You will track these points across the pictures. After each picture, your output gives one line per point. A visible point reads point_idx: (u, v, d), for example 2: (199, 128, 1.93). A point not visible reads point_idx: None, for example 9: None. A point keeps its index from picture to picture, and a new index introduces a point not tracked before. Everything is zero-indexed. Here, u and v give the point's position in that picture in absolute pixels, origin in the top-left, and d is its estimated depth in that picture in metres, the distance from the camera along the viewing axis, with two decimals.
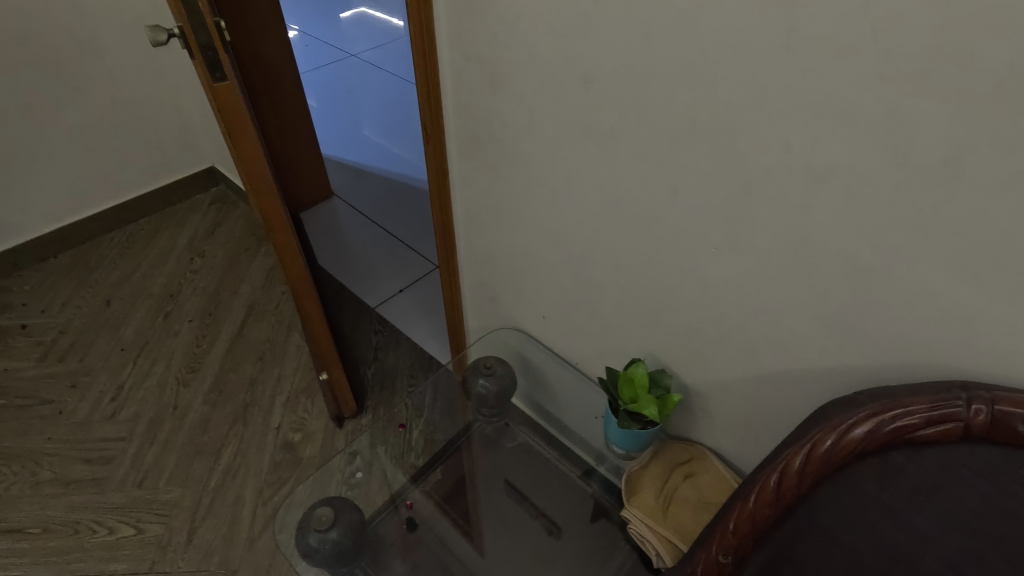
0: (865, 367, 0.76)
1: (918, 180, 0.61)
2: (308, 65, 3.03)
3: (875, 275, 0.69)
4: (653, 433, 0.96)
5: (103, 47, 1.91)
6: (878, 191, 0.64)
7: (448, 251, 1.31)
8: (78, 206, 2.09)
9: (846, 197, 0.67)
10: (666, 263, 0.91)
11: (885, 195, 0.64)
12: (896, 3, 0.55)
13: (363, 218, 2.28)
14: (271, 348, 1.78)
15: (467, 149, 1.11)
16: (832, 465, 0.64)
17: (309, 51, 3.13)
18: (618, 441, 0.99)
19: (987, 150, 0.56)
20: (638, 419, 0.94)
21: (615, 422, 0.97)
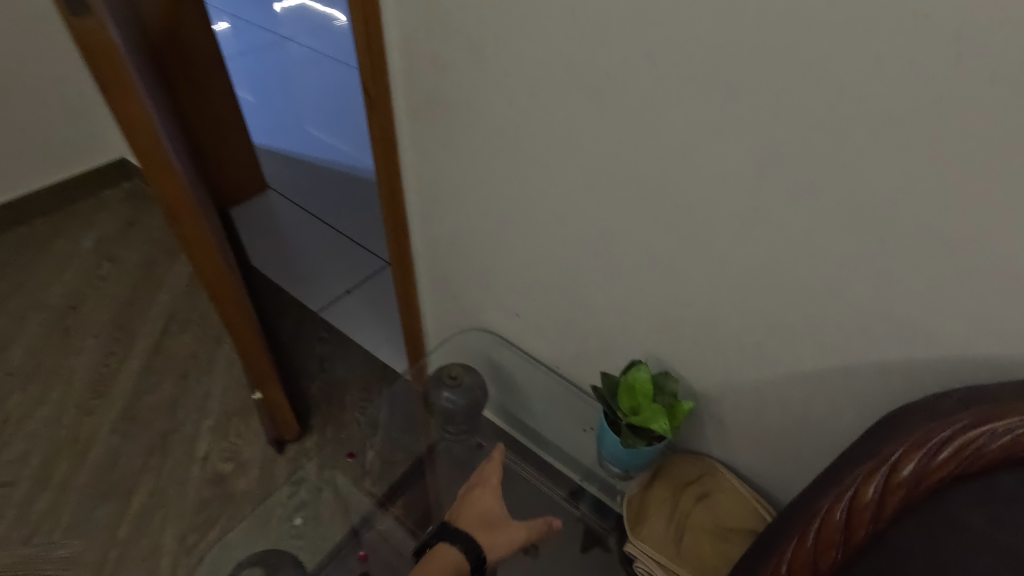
0: (929, 355, 0.63)
1: (1020, 109, 0.48)
2: (235, 50, 2.74)
3: (946, 239, 0.56)
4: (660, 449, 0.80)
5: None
6: (969, 130, 0.50)
7: (400, 241, 1.11)
8: None
9: (919, 136, 0.53)
10: (671, 244, 0.75)
11: (970, 131, 0.50)
12: None
13: (304, 213, 2.04)
14: (197, 364, 1.53)
15: (420, 114, 0.91)
16: (920, 491, 0.49)
17: (235, 36, 2.84)
18: (619, 465, 0.82)
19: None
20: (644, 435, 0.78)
21: (614, 441, 0.80)
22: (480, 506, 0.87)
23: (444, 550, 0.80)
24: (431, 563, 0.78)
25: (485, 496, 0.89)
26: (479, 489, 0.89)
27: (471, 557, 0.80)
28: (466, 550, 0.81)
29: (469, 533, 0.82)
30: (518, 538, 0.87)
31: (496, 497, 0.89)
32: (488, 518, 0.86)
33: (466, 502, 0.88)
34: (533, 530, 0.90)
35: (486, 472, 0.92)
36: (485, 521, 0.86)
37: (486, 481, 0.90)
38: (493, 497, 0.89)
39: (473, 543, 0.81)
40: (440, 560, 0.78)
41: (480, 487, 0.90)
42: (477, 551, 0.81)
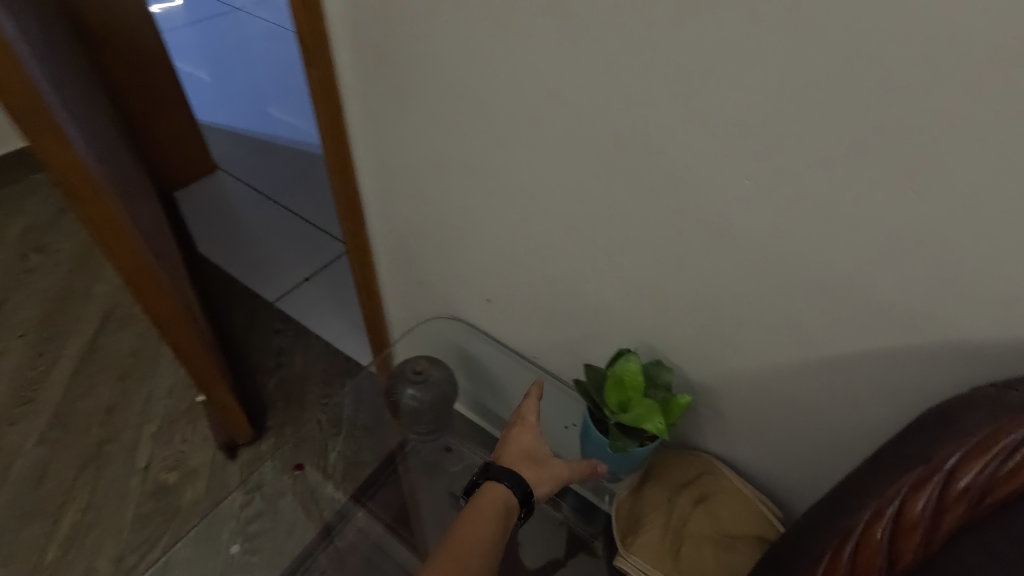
0: (968, 340, 0.53)
1: None
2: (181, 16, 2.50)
3: (1005, 192, 0.45)
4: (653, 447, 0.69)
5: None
6: None
7: (355, 221, 0.98)
8: None
9: (978, 60, 0.42)
10: (662, 216, 0.64)
11: None
12: None
13: (257, 194, 1.88)
14: (137, 363, 1.38)
15: (366, 67, 0.77)
16: (982, 507, 0.40)
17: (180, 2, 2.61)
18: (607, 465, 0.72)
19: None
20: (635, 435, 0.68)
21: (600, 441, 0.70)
22: (521, 443, 0.73)
23: (492, 489, 0.69)
24: (477, 506, 0.67)
25: (525, 429, 0.75)
26: (518, 425, 0.76)
27: (519, 495, 0.69)
28: (515, 487, 0.69)
29: (514, 470, 0.70)
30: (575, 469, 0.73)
31: (537, 432, 0.75)
32: (533, 454, 0.73)
33: (505, 441, 0.75)
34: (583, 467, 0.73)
35: (521, 407, 0.77)
36: (529, 458, 0.72)
37: (523, 416, 0.76)
38: (535, 431, 0.75)
39: (519, 480, 0.69)
40: (489, 500, 0.68)
41: (518, 424, 0.76)
42: (526, 489, 0.69)
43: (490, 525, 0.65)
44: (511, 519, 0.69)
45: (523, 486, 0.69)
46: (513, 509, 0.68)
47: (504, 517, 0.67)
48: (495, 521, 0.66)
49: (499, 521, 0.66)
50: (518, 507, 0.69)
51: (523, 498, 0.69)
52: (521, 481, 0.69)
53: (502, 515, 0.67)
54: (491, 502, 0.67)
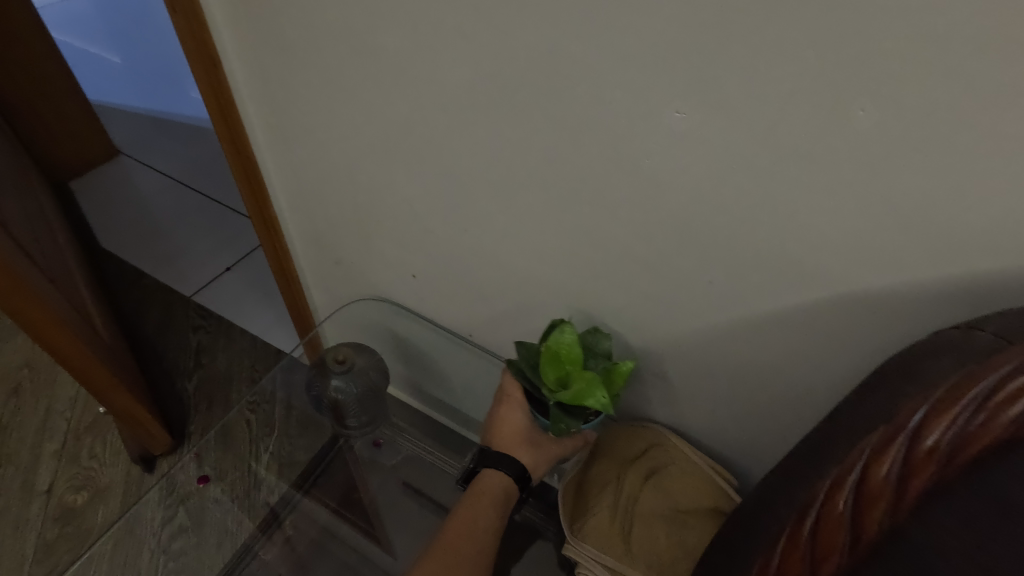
0: (920, 280, 0.49)
1: None
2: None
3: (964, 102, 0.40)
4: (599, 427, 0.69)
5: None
6: None
7: (256, 192, 0.87)
8: None
9: None
10: (588, 166, 0.56)
11: None
12: None
13: (165, 179, 1.71)
14: (33, 375, 1.22)
15: (241, 10, 0.66)
16: (954, 469, 0.35)
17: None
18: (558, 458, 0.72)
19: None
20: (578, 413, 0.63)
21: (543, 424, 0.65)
22: (512, 425, 0.66)
23: (488, 479, 0.66)
24: (475, 496, 0.65)
25: (513, 407, 0.66)
26: (504, 402, 0.67)
27: (518, 481, 0.66)
28: (512, 475, 0.65)
29: (507, 458, 0.66)
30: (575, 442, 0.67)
31: (526, 408, 0.65)
32: (526, 435, 0.66)
33: (494, 419, 0.68)
34: (575, 440, 0.67)
35: (503, 381, 0.67)
36: (525, 440, 0.66)
37: (508, 392, 0.66)
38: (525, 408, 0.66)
39: (517, 467, 0.65)
40: (486, 491, 0.65)
41: (504, 400, 0.67)
42: (524, 474, 0.66)
43: (490, 514, 0.64)
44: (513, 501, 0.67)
45: (518, 476, 0.65)
46: (511, 494, 0.66)
47: (503, 506, 0.65)
48: (494, 510, 0.64)
49: (499, 512, 0.65)
50: (518, 491, 0.66)
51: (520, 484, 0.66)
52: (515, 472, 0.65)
53: (501, 504, 0.65)
54: (488, 494, 0.65)
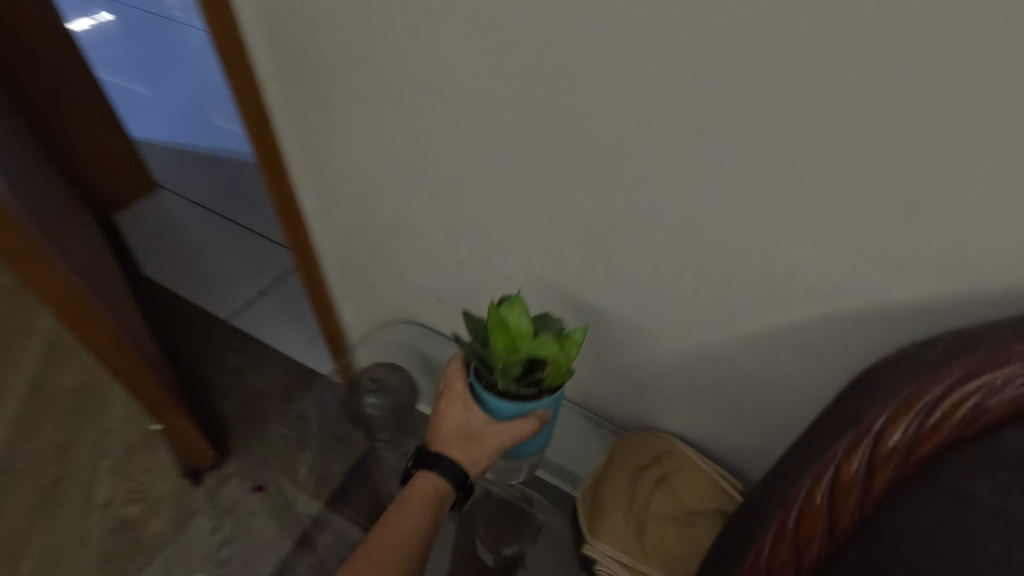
0: (892, 303, 0.55)
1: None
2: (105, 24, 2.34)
3: (911, 154, 0.46)
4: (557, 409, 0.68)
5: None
6: (910, 27, 0.42)
7: (294, 227, 0.96)
8: None
9: (870, 37, 0.43)
10: (596, 205, 0.64)
11: (915, 28, 0.41)
12: None
13: (200, 210, 1.82)
14: (87, 396, 1.32)
15: (287, 75, 0.76)
16: (911, 463, 0.41)
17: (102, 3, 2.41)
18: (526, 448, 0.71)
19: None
20: (529, 381, 0.63)
21: (494, 409, 0.64)
22: (452, 418, 0.65)
23: (421, 481, 0.64)
24: (404, 500, 0.63)
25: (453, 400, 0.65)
26: (445, 396, 0.66)
27: (452, 481, 0.64)
28: (445, 474, 0.63)
29: (445, 457, 0.64)
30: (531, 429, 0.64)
31: (469, 396, 0.65)
32: (467, 427, 0.65)
33: (436, 417, 0.66)
34: (527, 420, 0.63)
35: (446, 374, 0.67)
36: (464, 434, 0.65)
37: (450, 382, 0.66)
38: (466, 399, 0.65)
39: (452, 467, 0.64)
40: (416, 493, 0.63)
41: (445, 393, 0.66)
42: (460, 474, 0.64)
43: (417, 519, 0.61)
44: (448, 505, 0.65)
45: (455, 475, 0.64)
46: (447, 496, 0.64)
47: (434, 508, 0.63)
48: (422, 513, 0.62)
49: (429, 515, 0.62)
50: (454, 494, 0.64)
51: (457, 485, 0.64)
52: (453, 471, 0.64)
53: (431, 508, 0.62)
54: (418, 496, 0.63)
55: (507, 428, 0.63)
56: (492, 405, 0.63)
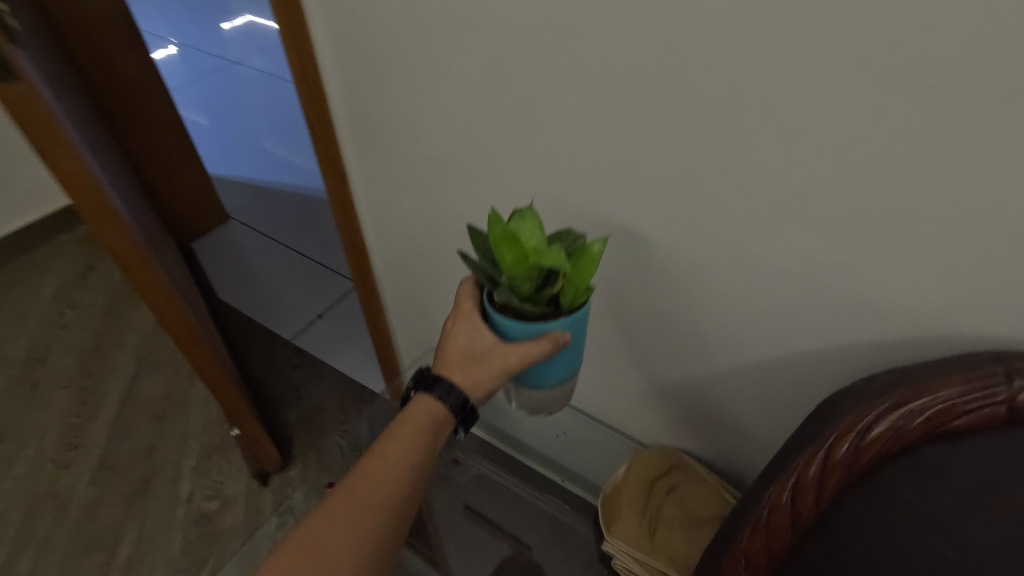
0: (857, 337, 0.68)
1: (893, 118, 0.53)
2: (176, 70, 2.62)
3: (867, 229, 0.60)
4: (578, 336, 0.66)
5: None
6: (852, 135, 0.55)
7: (360, 260, 1.14)
8: None
9: (822, 142, 0.57)
10: (618, 252, 0.79)
11: (857, 136, 0.55)
12: None
13: (266, 239, 2.03)
14: (172, 404, 1.51)
15: (367, 144, 0.93)
16: (856, 471, 0.52)
17: (177, 53, 2.70)
18: (548, 380, 0.69)
19: (1019, 41, 0.46)
20: (539, 298, 0.61)
21: (503, 332, 0.63)
22: (459, 339, 0.65)
23: (420, 406, 0.66)
24: (400, 424, 0.65)
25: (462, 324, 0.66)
26: (454, 317, 0.66)
27: (450, 406, 0.65)
28: (443, 401, 0.65)
29: (444, 380, 0.66)
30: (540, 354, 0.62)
31: (477, 318, 0.64)
32: (473, 350, 0.65)
33: (444, 338, 0.67)
34: (536, 343, 0.61)
35: (457, 295, 0.66)
36: (469, 357, 0.65)
37: (459, 304, 0.65)
38: (472, 321, 0.64)
39: (451, 392, 0.65)
40: (412, 419, 0.65)
41: (454, 315, 0.66)
42: (462, 401, 0.66)
43: (410, 444, 0.64)
44: (444, 432, 0.67)
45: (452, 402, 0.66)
46: (444, 425, 0.66)
47: (429, 434, 0.65)
48: (416, 440, 0.64)
49: (422, 441, 0.64)
50: (451, 419, 0.66)
51: (456, 413, 0.66)
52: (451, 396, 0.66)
53: (425, 433, 0.65)
54: (414, 420, 0.65)
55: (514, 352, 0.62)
56: (501, 326, 0.62)
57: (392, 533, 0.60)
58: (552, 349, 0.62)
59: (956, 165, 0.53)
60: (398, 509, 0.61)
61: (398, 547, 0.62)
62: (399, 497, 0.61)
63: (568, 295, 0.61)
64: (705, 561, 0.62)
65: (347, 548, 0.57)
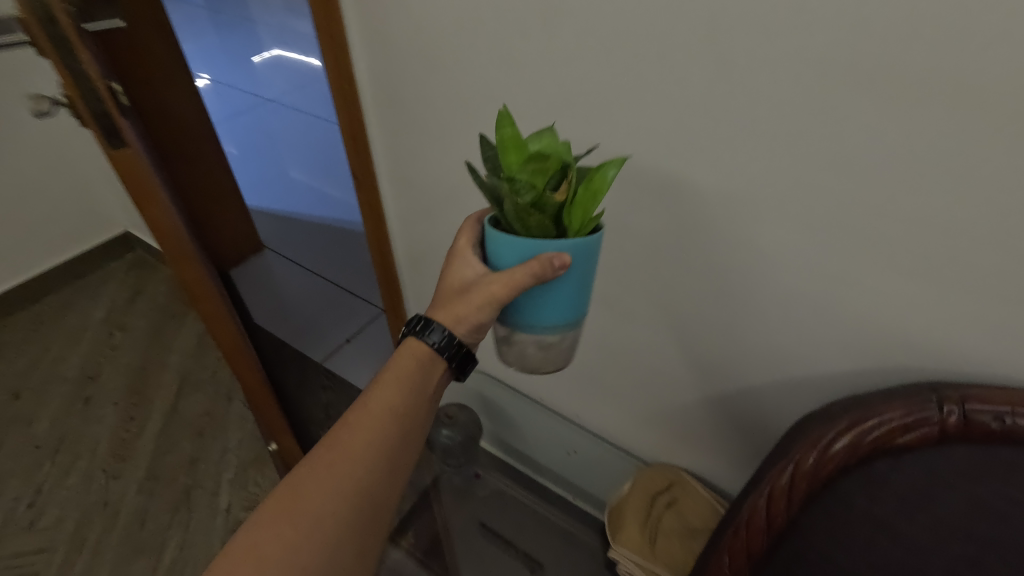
0: (833, 376, 0.77)
1: (850, 190, 0.63)
2: (215, 105, 2.77)
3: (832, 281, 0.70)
4: (580, 273, 0.59)
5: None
6: (817, 204, 0.66)
7: (392, 294, 1.26)
8: None
9: (791, 208, 0.68)
10: (623, 292, 0.91)
11: (817, 207, 0.66)
12: (811, 30, 0.57)
13: (299, 267, 2.19)
14: (212, 421, 1.63)
15: (403, 194, 1.06)
16: (820, 481, 0.61)
17: (214, 90, 2.87)
18: (544, 324, 0.62)
19: (945, 133, 0.55)
20: (542, 211, 0.54)
21: (496, 260, 0.59)
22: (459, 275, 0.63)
23: (410, 348, 0.64)
24: (389, 369, 0.63)
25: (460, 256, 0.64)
26: (454, 254, 0.64)
27: (441, 348, 0.63)
28: (433, 344, 0.63)
29: (435, 320, 0.63)
30: (529, 281, 0.56)
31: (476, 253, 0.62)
32: (467, 286, 0.62)
33: (442, 278, 0.65)
34: (532, 266, 0.55)
35: (459, 234, 0.65)
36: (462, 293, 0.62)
37: (459, 243, 0.64)
38: (470, 256, 0.62)
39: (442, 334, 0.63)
40: (400, 362, 0.63)
41: (454, 254, 0.64)
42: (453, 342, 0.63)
43: (398, 387, 0.62)
44: (435, 372, 0.65)
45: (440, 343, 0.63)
46: (435, 366, 0.64)
47: (419, 375, 0.63)
48: (404, 382, 0.62)
49: (411, 384, 0.62)
50: (443, 361, 0.64)
51: (445, 355, 0.64)
52: (437, 337, 0.63)
53: (414, 374, 0.63)
54: (403, 363, 0.63)
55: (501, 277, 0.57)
56: (499, 248, 0.57)
57: (381, 480, 0.59)
58: (542, 276, 0.55)
59: (894, 239, 0.63)
60: (383, 454, 0.59)
61: (391, 492, 0.60)
62: (384, 442, 0.59)
63: (571, 215, 0.55)
64: (698, 562, 0.71)
65: (331, 496, 0.56)
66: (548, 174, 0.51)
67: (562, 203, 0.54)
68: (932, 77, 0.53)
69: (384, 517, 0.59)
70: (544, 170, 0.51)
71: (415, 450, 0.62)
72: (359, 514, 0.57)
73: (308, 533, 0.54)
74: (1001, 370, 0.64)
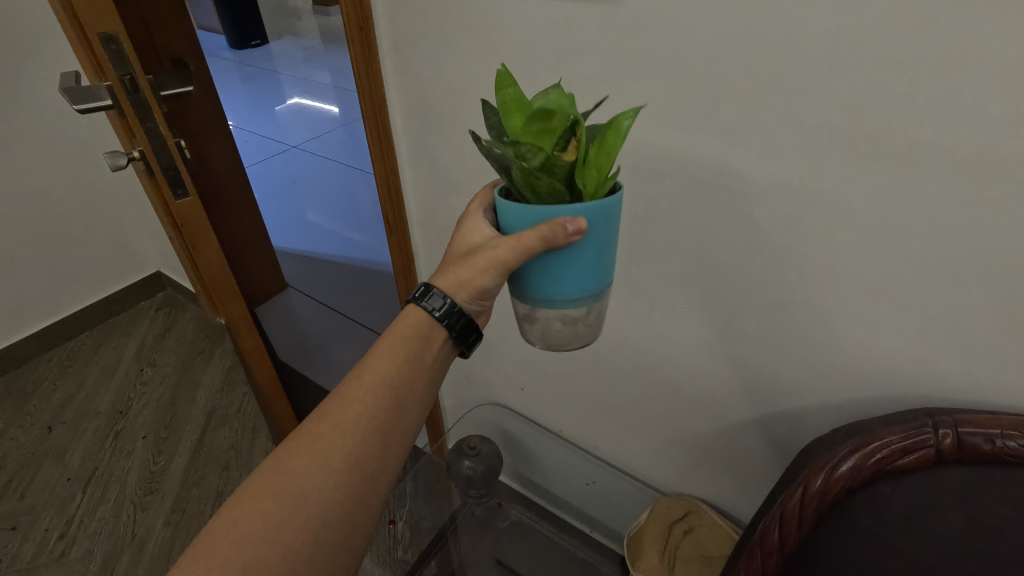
0: (837, 405, 0.82)
1: (843, 234, 0.70)
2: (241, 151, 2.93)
3: (831, 317, 0.77)
4: (597, 247, 0.59)
5: (25, 152, 1.86)
6: (812, 246, 0.73)
7: None
8: (23, 322, 2.02)
9: (790, 250, 0.75)
10: (636, 326, 0.97)
11: (813, 248, 0.73)
12: (799, 98, 0.65)
13: (320, 305, 2.27)
14: (237, 455, 1.68)
15: (431, 237, 1.14)
16: (828, 502, 0.66)
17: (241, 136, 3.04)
18: (561, 299, 0.62)
19: (923, 186, 0.63)
20: (553, 171, 0.53)
21: (508, 226, 0.60)
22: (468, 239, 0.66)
23: (410, 314, 0.67)
24: (388, 338, 0.66)
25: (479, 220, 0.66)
26: (468, 217, 0.67)
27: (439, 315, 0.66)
28: (432, 311, 0.66)
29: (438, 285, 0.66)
30: (538, 245, 0.56)
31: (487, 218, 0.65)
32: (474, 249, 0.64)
33: (453, 243, 0.68)
34: (544, 230, 0.55)
35: (473, 203, 0.68)
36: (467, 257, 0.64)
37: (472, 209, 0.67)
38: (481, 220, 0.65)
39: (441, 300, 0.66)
40: (399, 331, 0.66)
41: (468, 217, 0.67)
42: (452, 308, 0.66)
43: (394, 354, 0.65)
44: (433, 342, 0.68)
45: (444, 311, 0.66)
46: (433, 335, 0.68)
47: (416, 343, 0.66)
48: (400, 349, 0.65)
49: (408, 351, 0.66)
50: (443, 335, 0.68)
51: (446, 322, 0.67)
52: (442, 305, 0.66)
53: (410, 343, 0.66)
54: (400, 333, 0.66)
55: (511, 240, 0.58)
56: (508, 213, 0.59)
57: (372, 450, 0.62)
58: (552, 241, 0.55)
59: (885, 278, 0.70)
60: (372, 427, 0.62)
61: (391, 458, 0.64)
62: (373, 414, 0.62)
63: (585, 176, 0.54)
64: None
65: (321, 468, 0.59)
66: (554, 134, 0.50)
67: (574, 163, 0.53)
68: (913, 140, 0.61)
69: (378, 486, 0.63)
70: (550, 130, 0.50)
71: (406, 422, 0.65)
72: (347, 486, 0.60)
73: (297, 507, 0.57)
74: (989, 396, 0.70)
